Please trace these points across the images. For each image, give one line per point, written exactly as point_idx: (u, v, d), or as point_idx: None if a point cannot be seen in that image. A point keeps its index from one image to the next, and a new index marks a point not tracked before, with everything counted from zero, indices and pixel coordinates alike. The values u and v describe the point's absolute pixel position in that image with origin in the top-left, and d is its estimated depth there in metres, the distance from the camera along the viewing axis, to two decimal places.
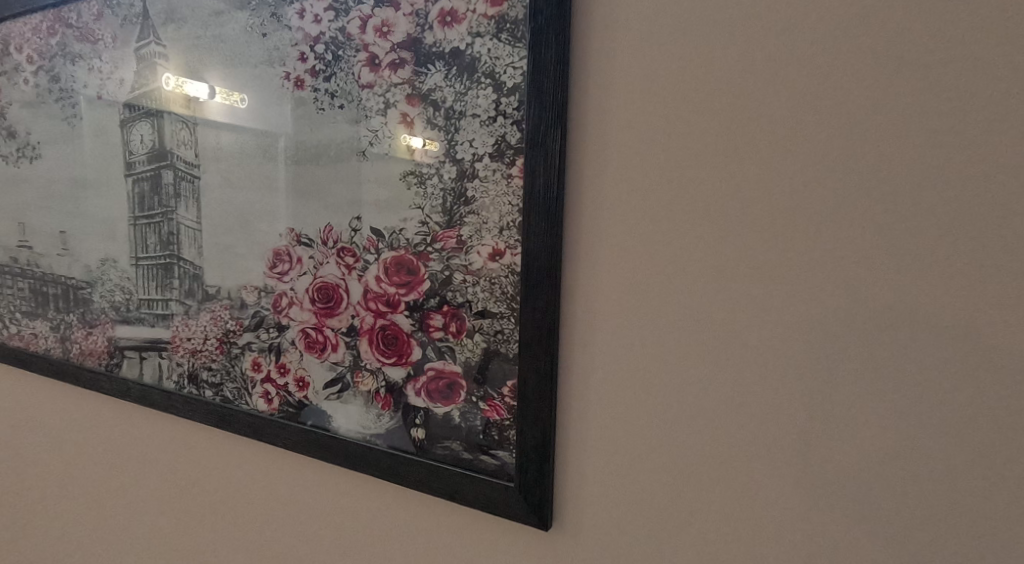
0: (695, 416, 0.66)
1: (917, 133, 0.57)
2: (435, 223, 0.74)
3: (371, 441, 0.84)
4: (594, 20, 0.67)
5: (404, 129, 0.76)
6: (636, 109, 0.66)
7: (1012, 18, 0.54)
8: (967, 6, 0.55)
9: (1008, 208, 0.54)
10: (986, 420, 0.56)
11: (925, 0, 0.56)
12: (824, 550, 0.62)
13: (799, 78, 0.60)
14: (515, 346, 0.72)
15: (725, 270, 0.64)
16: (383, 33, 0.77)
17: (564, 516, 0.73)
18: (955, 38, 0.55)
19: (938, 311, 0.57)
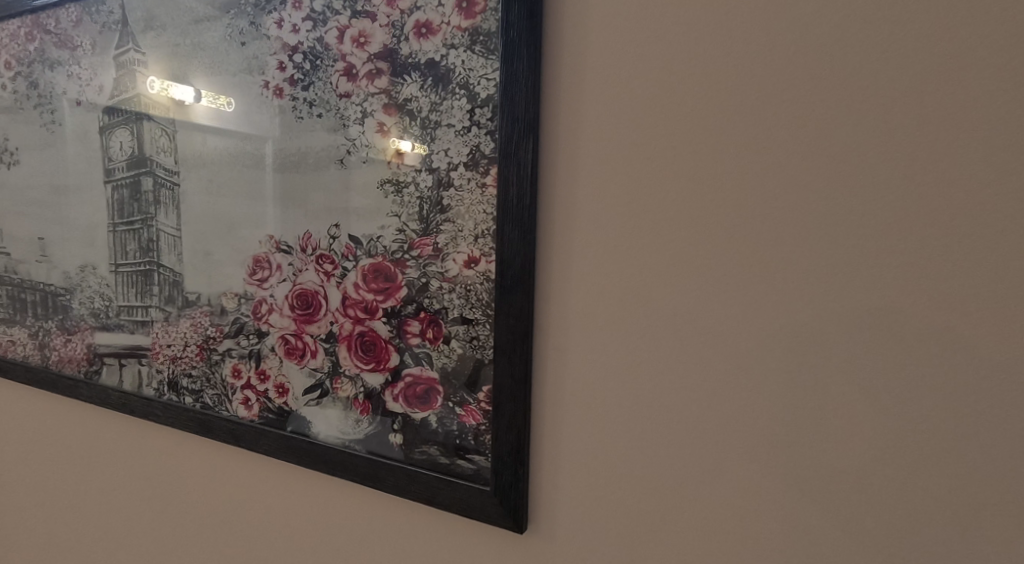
0: (660, 419, 0.71)
1: (861, 147, 0.61)
2: (411, 230, 0.80)
3: (350, 447, 0.89)
4: (564, 38, 0.71)
5: (380, 138, 0.82)
6: (603, 125, 0.70)
7: (948, 39, 0.58)
8: (909, 28, 0.59)
9: (945, 220, 0.59)
10: (923, 418, 0.61)
11: (870, 23, 0.60)
12: (772, 540, 0.67)
13: (752, 95, 0.64)
14: (490, 351, 0.77)
15: (685, 279, 0.68)
16: (361, 43, 0.82)
17: (538, 515, 0.78)
18: (897, 57, 0.59)
19: (883, 316, 0.61)
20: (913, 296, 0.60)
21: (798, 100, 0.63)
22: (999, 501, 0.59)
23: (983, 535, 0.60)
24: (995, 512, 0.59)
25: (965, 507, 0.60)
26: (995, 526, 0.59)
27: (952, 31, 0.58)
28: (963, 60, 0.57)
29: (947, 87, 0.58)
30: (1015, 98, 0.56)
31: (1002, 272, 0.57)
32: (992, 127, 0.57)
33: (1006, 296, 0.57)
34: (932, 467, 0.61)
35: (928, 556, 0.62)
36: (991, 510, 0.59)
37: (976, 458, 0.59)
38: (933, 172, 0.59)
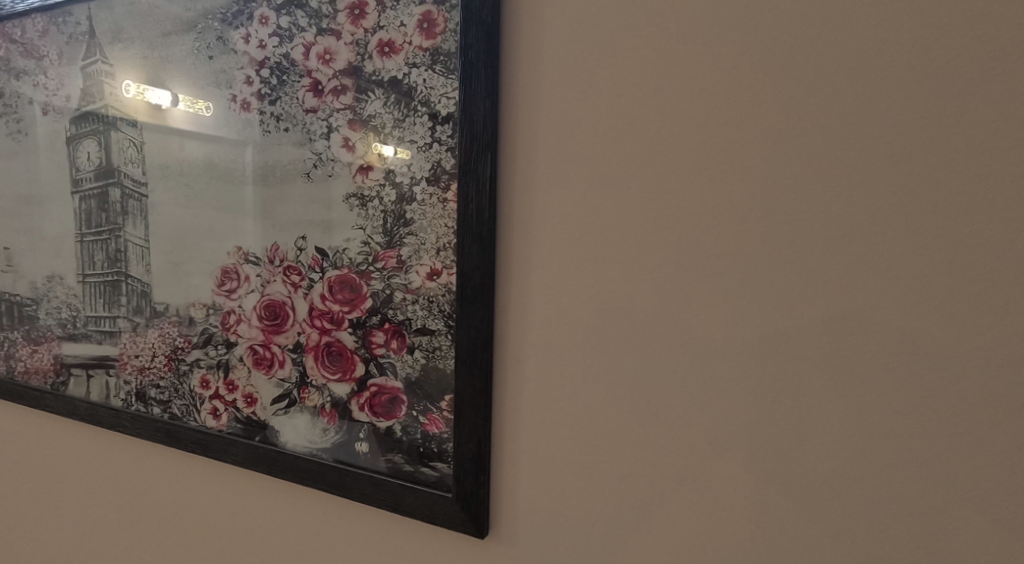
0: (615, 426, 0.73)
1: (803, 164, 0.64)
2: (376, 243, 0.82)
3: (317, 456, 0.91)
4: (520, 59, 0.74)
5: (346, 153, 0.83)
6: (557, 142, 0.73)
7: (875, 64, 0.61)
8: (839, 52, 0.62)
9: (882, 234, 0.62)
10: (859, 424, 0.64)
11: (803, 48, 0.63)
12: (720, 540, 0.70)
13: (696, 114, 0.67)
14: (452, 361, 0.79)
15: (637, 291, 0.71)
16: (326, 60, 0.84)
17: (499, 520, 0.80)
18: (828, 81, 0.63)
19: (822, 325, 0.64)
20: (853, 307, 0.63)
21: (743, 120, 0.66)
22: (934, 501, 0.62)
23: (921, 533, 0.63)
24: (932, 512, 0.62)
25: (904, 507, 0.63)
26: (932, 525, 0.62)
27: (886, 55, 0.61)
28: (893, 83, 0.61)
29: (883, 108, 0.61)
30: (945, 119, 0.59)
31: (935, 283, 0.61)
32: (924, 147, 0.60)
33: (939, 305, 0.61)
34: (872, 469, 0.64)
35: (867, 554, 0.65)
36: (926, 510, 0.62)
37: (909, 461, 0.62)
38: (869, 189, 0.62)
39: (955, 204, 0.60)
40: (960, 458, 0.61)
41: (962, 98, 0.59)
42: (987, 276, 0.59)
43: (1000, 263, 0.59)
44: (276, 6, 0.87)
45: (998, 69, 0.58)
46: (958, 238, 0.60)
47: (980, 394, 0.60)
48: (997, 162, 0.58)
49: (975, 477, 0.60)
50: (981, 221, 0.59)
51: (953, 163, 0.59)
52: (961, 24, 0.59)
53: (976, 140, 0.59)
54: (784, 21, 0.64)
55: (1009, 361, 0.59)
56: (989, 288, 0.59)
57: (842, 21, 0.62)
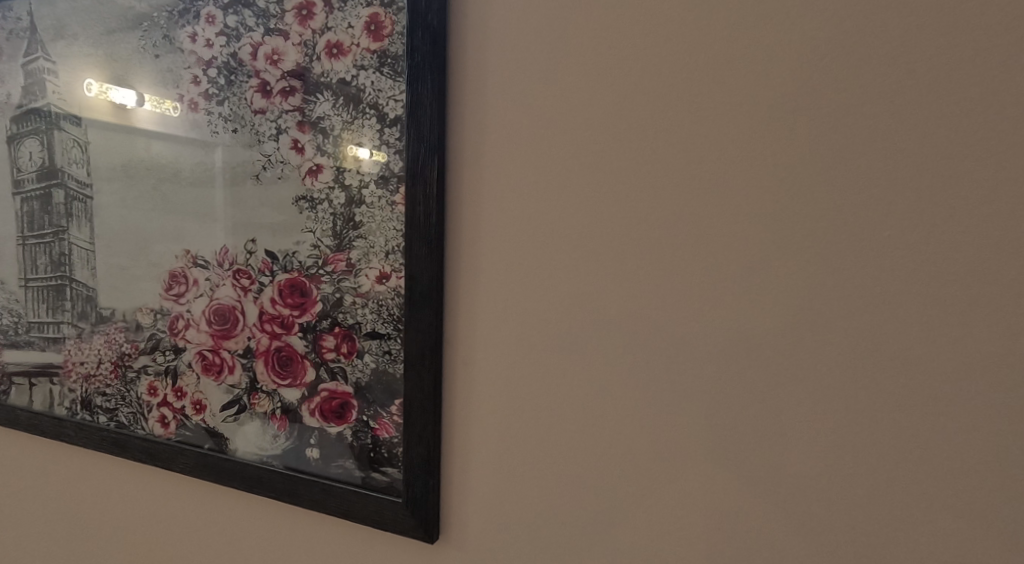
0: (561, 428, 0.73)
1: (740, 169, 0.64)
2: (325, 246, 0.81)
3: (266, 462, 0.89)
4: (467, 62, 0.74)
5: (295, 155, 0.82)
6: (503, 145, 0.73)
7: (806, 70, 0.62)
8: (773, 59, 0.63)
9: (826, 236, 0.62)
10: (797, 426, 0.64)
11: (738, 54, 0.64)
12: (664, 542, 0.70)
13: (636, 118, 0.68)
14: (401, 365, 0.78)
15: (580, 294, 0.71)
16: (274, 60, 0.83)
17: (449, 524, 0.80)
18: (763, 87, 0.63)
19: (762, 329, 0.65)
20: (798, 308, 0.63)
21: (681, 124, 0.66)
22: (877, 503, 0.62)
23: (866, 535, 0.63)
24: (875, 513, 0.62)
25: (849, 508, 0.63)
26: (876, 527, 0.63)
27: (829, 58, 0.61)
28: (824, 88, 0.61)
29: (821, 110, 0.62)
30: (887, 121, 0.60)
31: (879, 285, 0.61)
32: (865, 148, 0.60)
33: (882, 307, 0.61)
34: (818, 471, 0.64)
35: (814, 556, 0.65)
36: (870, 511, 0.63)
37: (845, 462, 0.63)
38: (813, 191, 0.62)
39: (897, 206, 0.60)
40: (902, 459, 0.61)
41: (903, 101, 0.59)
42: (928, 279, 0.59)
43: (940, 266, 0.59)
44: (223, 5, 0.86)
45: (938, 72, 0.58)
46: (900, 240, 0.60)
47: (922, 395, 0.60)
48: (938, 164, 0.59)
49: (917, 478, 0.61)
50: (923, 223, 0.59)
51: (895, 166, 0.60)
52: (902, 27, 0.59)
53: (918, 142, 0.59)
54: (718, 27, 0.65)
55: (949, 362, 0.59)
56: (930, 291, 0.59)
57: (785, 25, 0.62)
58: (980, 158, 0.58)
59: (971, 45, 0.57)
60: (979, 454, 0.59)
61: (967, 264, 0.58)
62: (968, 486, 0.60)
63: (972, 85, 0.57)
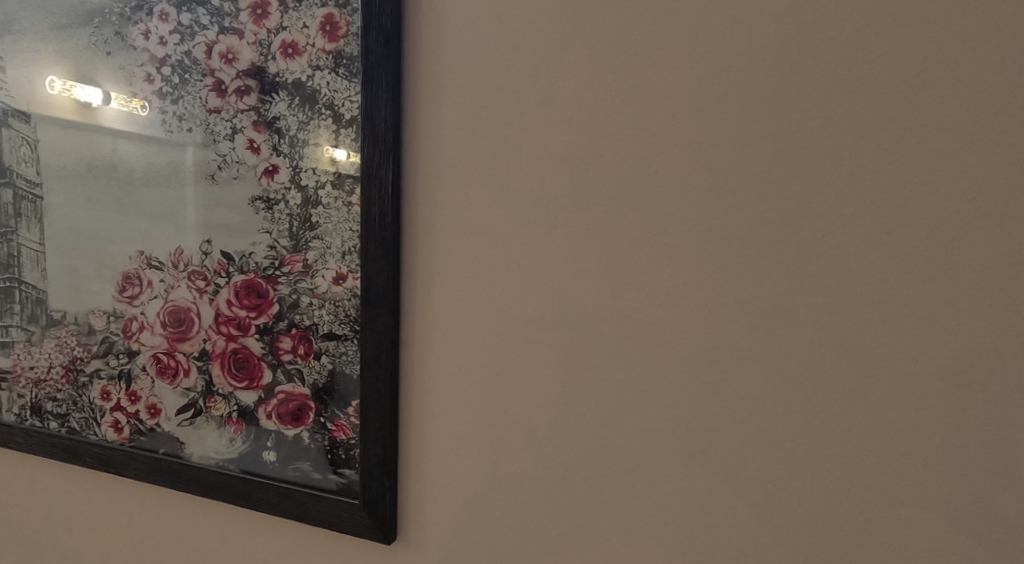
0: (516, 428, 0.74)
1: (689, 171, 0.66)
2: (282, 247, 0.81)
3: (223, 466, 0.88)
4: (422, 64, 0.74)
5: (251, 155, 0.82)
6: (459, 147, 0.73)
7: (750, 76, 0.63)
8: (718, 65, 0.64)
9: (773, 236, 0.63)
10: (745, 424, 0.66)
11: (686, 58, 0.65)
12: (617, 539, 0.71)
13: (586, 120, 0.69)
14: (358, 366, 0.78)
15: (534, 294, 0.72)
16: (228, 59, 0.82)
17: (406, 525, 0.80)
18: (709, 92, 0.65)
19: (710, 327, 0.66)
20: (750, 306, 0.65)
21: (631, 127, 0.67)
22: (829, 499, 0.63)
23: (818, 531, 0.64)
24: (827, 509, 0.64)
25: (797, 504, 0.65)
26: (828, 523, 0.64)
27: (772, 64, 0.63)
28: (769, 92, 0.63)
29: (766, 115, 0.63)
30: (835, 122, 0.61)
31: (828, 284, 0.62)
32: (808, 152, 0.62)
33: (831, 306, 0.62)
34: (770, 468, 0.65)
35: (767, 553, 0.66)
36: (823, 508, 0.64)
37: (790, 459, 0.64)
38: (765, 191, 0.63)
39: (846, 207, 0.61)
40: (852, 455, 0.62)
41: (850, 102, 0.60)
42: (871, 278, 0.61)
43: (888, 264, 0.60)
44: (177, 2, 0.85)
45: (883, 74, 0.59)
46: (842, 241, 0.61)
47: (871, 391, 0.62)
48: (884, 164, 0.60)
49: (867, 473, 0.62)
50: (871, 222, 0.61)
51: (839, 167, 0.61)
52: (848, 30, 0.60)
53: (865, 143, 0.60)
54: (667, 33, 0.66)
55: (896, 358, 0.61)
56: (874, 290, 0.61)
57: (735, 27, 0.64)
58: (925, 158, 0.59)
59: (914, 47, 0.59)
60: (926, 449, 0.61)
61: (913, 262, 0.60)
62: (914, 480, 0.61)
63: (916, 86, 0.59)
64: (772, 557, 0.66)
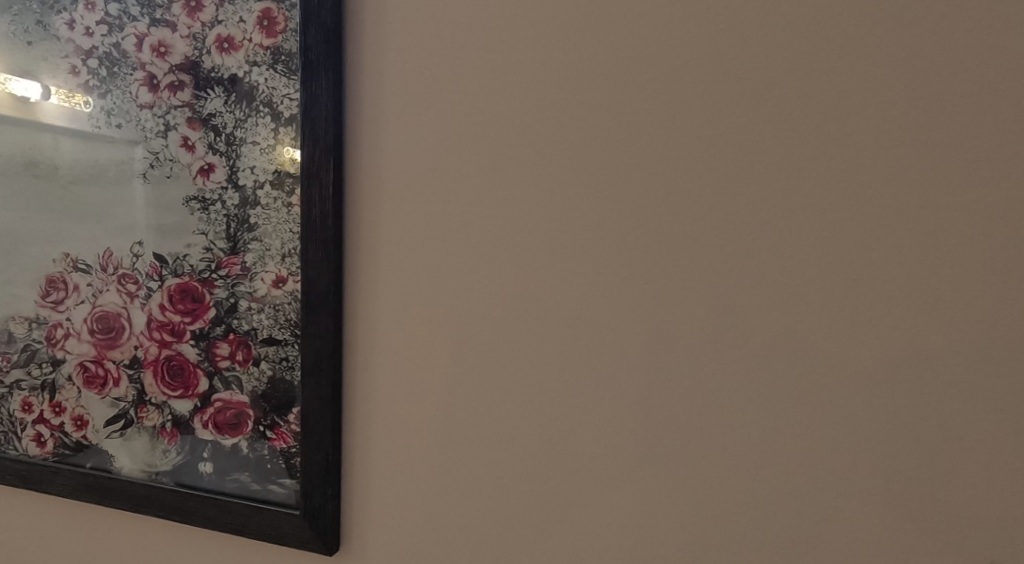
0: (461, 432, 0.73)
1: (632, 175, 0.66)
2: (218, 249, 0.77)
3: (155, 479, 0.84)
4: (364, 63, 0.73)
5: (185, 153, 0.78)
6: (403, 147, 0.72)
7: (691, 80, 0.64)
8: (660, 69, 0.64)
9: (715, 239, 0.64)
10: (689, 426, 0.66)
11: (627, 61, 0.65)
12: (562, 542, 0.71)
13: (530, 121, 0.68)
14: (299, 372, 0.76)
15: (478, 296, 0.71)
16: (160, 53, 0.78)
17: (350, 534, 0.78)
18: (651, 95, 0.65)
19: (654, 331, 0.66)
20: (695, 308, 0.65)
21: (575, 129, 0.67)
22: (769, 498, 0.64)
23: (762, 529, 0.65)
24: (774, 508, 0.64)
25: (738, 503, 0.65)
26: (774, 522, 0.65)
27: (712, 68, 0.63)
28: (710, 96, 0.63)
29: (707, 119, 0.64)
30: (773, 127, 0.62)
31: (772, 283, 0.63)
32: (748, 156, 0.63)
33: (776, 305, 0.63)
34: (713, 468, 0.66)
35: (713, 553, 0.66)
36: (767, 507, 0.65)
37: (732, 459, 0.65)
38: (708, 192, 0.64)
39: (790, 207, 0.62)
40: (792, 453, 0.64)
41: (793, 104, 0.61)
42: (808, 281, 0.62)
43: (825, 267, 0.62)
44: None
45: (825, 76, 0.61)
46: (781, 245, 0.63)
47: (811, 390, 0.63)
48: (826, 165, 0.61)
49: (811, 470, 0.63)
50: (814, 222, 0.62)
51: (778, 172, 0.62)
52: (790, 32, 0.61)
53: (802, 147, 0.61)
54: (609, 36, 0.66)
55: (838, 357, 0.62)
56: (812, 292, 0.62)
57: (681, 26, 0.64)
58: (865, 159, 0.60)
59: (855, 49, 0.60)
60: (866, 445, 0.62)
61: (852, 263, 0.61)
62: (849, 477, 0.62)
63: (856, 89, 0.60)
64: (717, 557, 0.66)
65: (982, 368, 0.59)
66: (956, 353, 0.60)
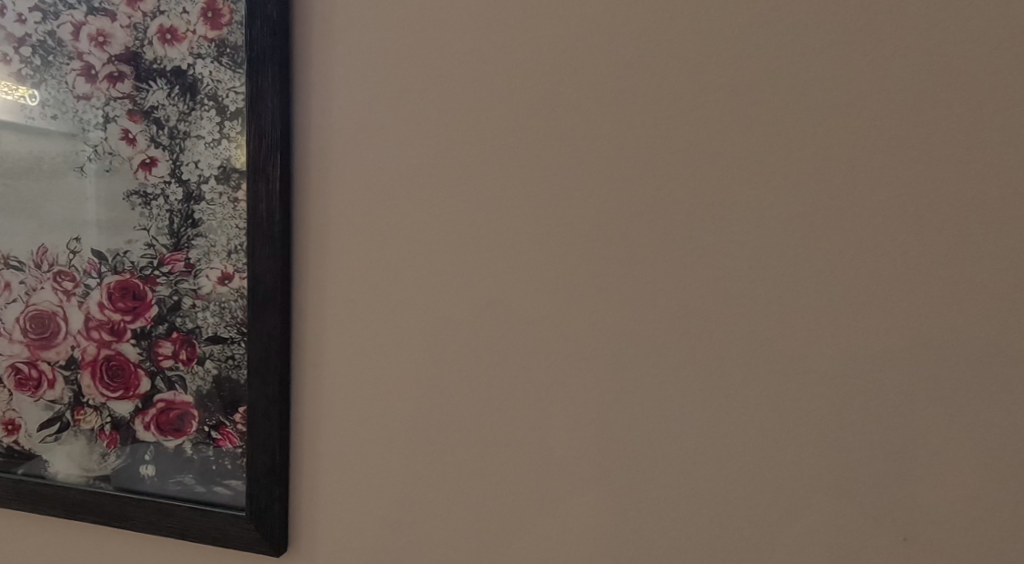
0: (411, 430, 0.72)
1: (580, 174, 0.67)
2: (161, 245, 0.75)
3: (94, 485, 0.81)
4: (313, 57, 0.72)
5: (125, 146, 0.76)
6: (352, 144, 0.71)
7: (637, 82, 0.65)
8: (607, 70, 0.66)
9: (661, 238, 0.65)
10: (635, 421, 0.67)
11: (576, 61, 0.66)
12: (512, 537, 0.71)
13: (479, 120, 0.68)
14: (245, 371, 0.74)
15: (428, 293, 0.71)
16: (99, 42, 0.76)
17: (299, 535, 0.77)
18: (598, 96, 0.66)
19: (602, 328, 0.67)
20: (641, 305, 0.66)
21: (524, 128, 0.67)
22: (713, 489, 0.66)
23: (706, 520, 0.67)
24: (718, 499, 0.66)
25: (683, 496, 0.67)
26: (721, 515, 0.66)
27: (657, 70, 0.65)
28: (656, 97, 0.65)
29: (653, 121, 0.65)
30: (716, 129, 0.64)
31: (718, 280, 0.64)
32: (692, 157, 0.64)
33: (719, 302, 0.65)
34: (659, 461, 0.67)
35: (658, 544, 0.68)
36: (710, 498, 0.66)
37: (678, 453, 0.66)
38: (654, 192, 0.65)
39: (736, 206, 0.64)
40: (734, 446, 0.65)
41: (737, 105, 0.63)
42: (751, 278, 0.64)
43: (764, 265, 0.64)
44: None
45: (770, 77, 0.63)
46: (723, 243, 0.64)
47: (752, 385, 0.65)
48: (769, 165, 0.63)
49: (756, 463, 0.65)
50: (758, 220, 0.63)
51: (720, 173, 0.64)
52: (736, 35, 0.63)
53: (743, 149, 0.63)
54: (557, 37, 0.66)
55: (782, 351, 0.64)
56: (753, 289, 0.64)
57: (628, 28, 0.65)
58: (808, 159, 0.62)
59: (793, 55, 0.62)
60: (810, 437, 0.64)
61: (792, 261, 0.63)
62: (788, 468, 0.65)
63: (794, 93, 0.62)
64: (663, 548, 0.68)
65: (919, 362, 0.62)
66: (895, 347, 0.62)
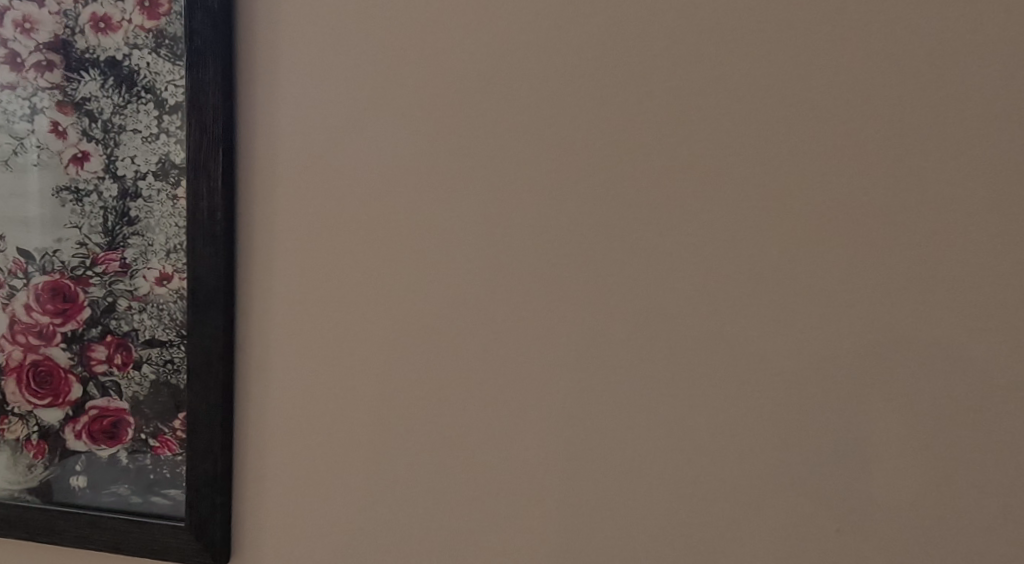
0: (360, 433, 0.71)
1: (532, 175, 0.66)
2: (93, 244, 0.72)
3: (19, 498, 0.76)
4: (258, 50, 0.69)
5: (55, 140, 0.72)
6: (299, 140, 0.69)
7: (589, 83, 0.65)
8: (559, 69, 0.65)
9: (613, 239, 0.65)
10: (587, 423, 0.67)
11: (527, 61, 0.66)
12: (462, 541, 0.70)
13: (430, 118, 0.67)
14: (185, 375, 0.71)
15: (378, 293, 0.69)
16: (25, 29, 0.71)
17: (242, 544, 0.74)
18: (550, 96, 0.65)
19: (554, 329, 0.67)
20: (593, 306, 0.66)
21: (476, 127, 0.67)
22: (664, 491, 0.66)
23: (658, 522, 0.66)
24: (669, 500, 0.66)
25: (635, 497, 0.66)
26: (672, 516, 0.66)
27: (609, 71, 0.64)
28: (608, 98, 0.65)
29: (605, 122, 0.65)
30: (667, 131, 0.64)
31: (670, 280, 0.64)
32: (643, 158, 0.64)
33: (671, 302, 0.64)
34: (611, 463, 0.67)
35: (610, 546, 0.67)
36: (662, 499, 0.66)
37: (629, 454, 0.66)
38: (606, 193, 0.65)
39: (688, 207, 0.64)
40: (686, 448, 0.65)
41: (687, 107, 0.63)
42: (701, 279, 0.64)
43: (715, 267, 0.64)
44: None
45: (719, 80, 0.63)
46: (674, 245, 0.64)
47: (703, 386, 0.64)
48: (719, 167, 0.63)
49: (708, 463, 0.65)
50: (709, 221, 0.64)
51: (671, 175, 0.64)
52: (686, 37, 0.63)
53: (694, 151, 0.64)
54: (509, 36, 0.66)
55: (732, 353, 0.64)
56: (704, 291, 0.64)
57: (580, 28, 0.65)
58: (757, 161, 0.63)
59: (741, 58, 0.62)
60: (760, 437, 0.64)
61: (742, 263, 0.63)
62: (738, 469, 0.65)
63: (742, 97, 0.63)
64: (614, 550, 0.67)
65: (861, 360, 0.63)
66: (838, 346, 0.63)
